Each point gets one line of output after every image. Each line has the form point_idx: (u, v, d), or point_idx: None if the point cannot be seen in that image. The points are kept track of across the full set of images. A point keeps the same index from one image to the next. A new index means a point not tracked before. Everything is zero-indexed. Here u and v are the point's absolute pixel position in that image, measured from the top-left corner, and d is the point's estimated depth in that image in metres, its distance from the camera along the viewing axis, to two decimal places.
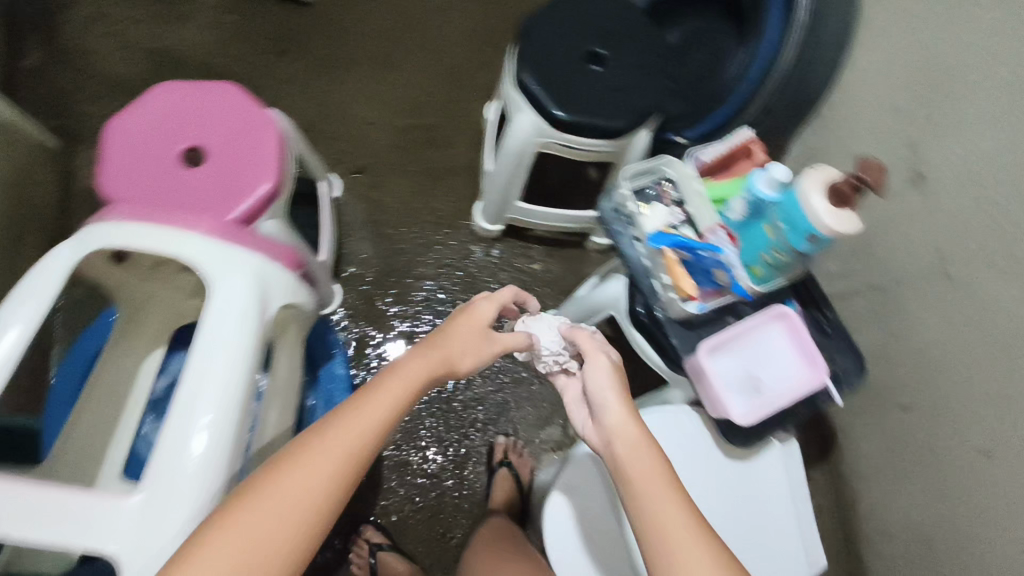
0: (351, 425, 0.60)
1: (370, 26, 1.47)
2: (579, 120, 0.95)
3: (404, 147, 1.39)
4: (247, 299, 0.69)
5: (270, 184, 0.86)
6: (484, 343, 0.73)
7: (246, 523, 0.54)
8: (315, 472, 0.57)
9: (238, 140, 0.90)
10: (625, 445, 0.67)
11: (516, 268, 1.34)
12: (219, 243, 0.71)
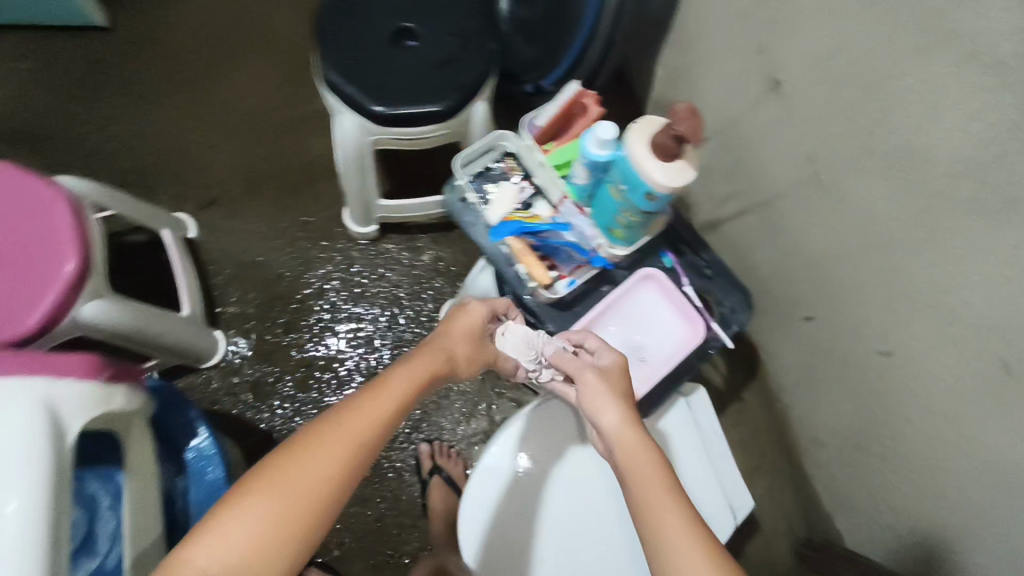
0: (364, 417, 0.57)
1: (186, 39, 1.32)
2: (399, 111, 0.86)
3: (254, 164, 1.27)
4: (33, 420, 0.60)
5: (74, 269, 0.80)
6: (476, 345, 0.76)
7: (290, 473, 0.51)
8: (329, 460, 0.53)
9: (26, 226, 0.82)
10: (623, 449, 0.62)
11: (405, 264, 1.26)
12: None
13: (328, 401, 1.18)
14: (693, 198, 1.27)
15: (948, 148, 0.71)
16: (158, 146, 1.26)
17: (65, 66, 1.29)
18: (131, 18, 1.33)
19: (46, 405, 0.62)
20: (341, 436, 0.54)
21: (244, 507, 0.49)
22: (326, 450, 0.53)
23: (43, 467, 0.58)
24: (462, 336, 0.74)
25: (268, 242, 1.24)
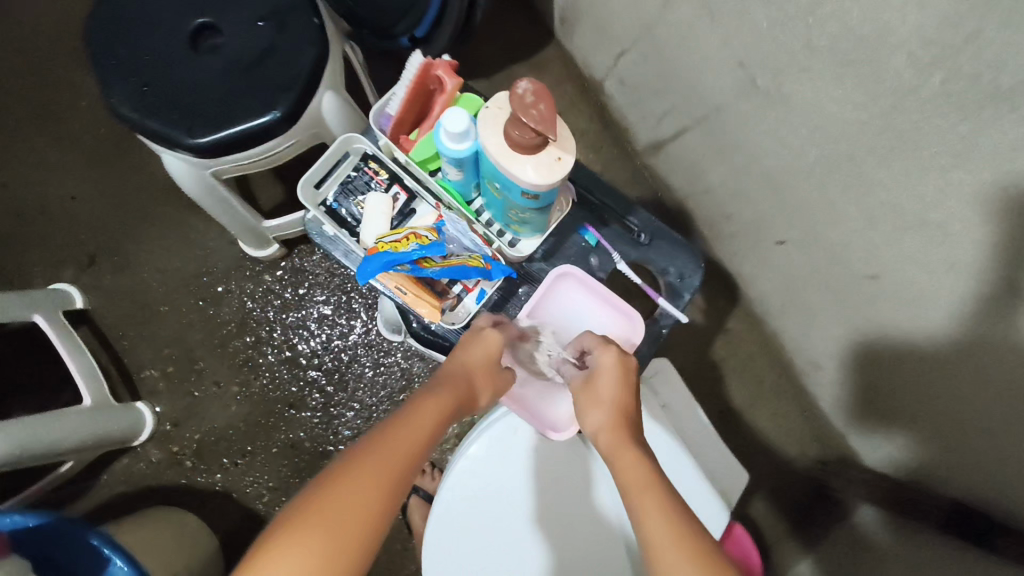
0: (397, 447, 0.47)
1: (12, 77, 1.13)
2: (216, 135, 0.68)
3: (128, 205, 1.11)
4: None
5: None
6: (494, 375, 0.59)
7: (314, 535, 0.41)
8: (369, 486, 0.44)
9: None
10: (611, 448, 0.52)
11: (324, 275, 1.11)
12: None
13: (279, 444, 1.07)
14: (629, 122, 1.09)
15: (904, 31, 0.53)
16: (15, 210, 1.09)
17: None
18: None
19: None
20: (372, 471, 0.45)
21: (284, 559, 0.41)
22: (356, 485, 0.44)
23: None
24: (483, 368, 0.58)
25: (167, 288, 1.10)
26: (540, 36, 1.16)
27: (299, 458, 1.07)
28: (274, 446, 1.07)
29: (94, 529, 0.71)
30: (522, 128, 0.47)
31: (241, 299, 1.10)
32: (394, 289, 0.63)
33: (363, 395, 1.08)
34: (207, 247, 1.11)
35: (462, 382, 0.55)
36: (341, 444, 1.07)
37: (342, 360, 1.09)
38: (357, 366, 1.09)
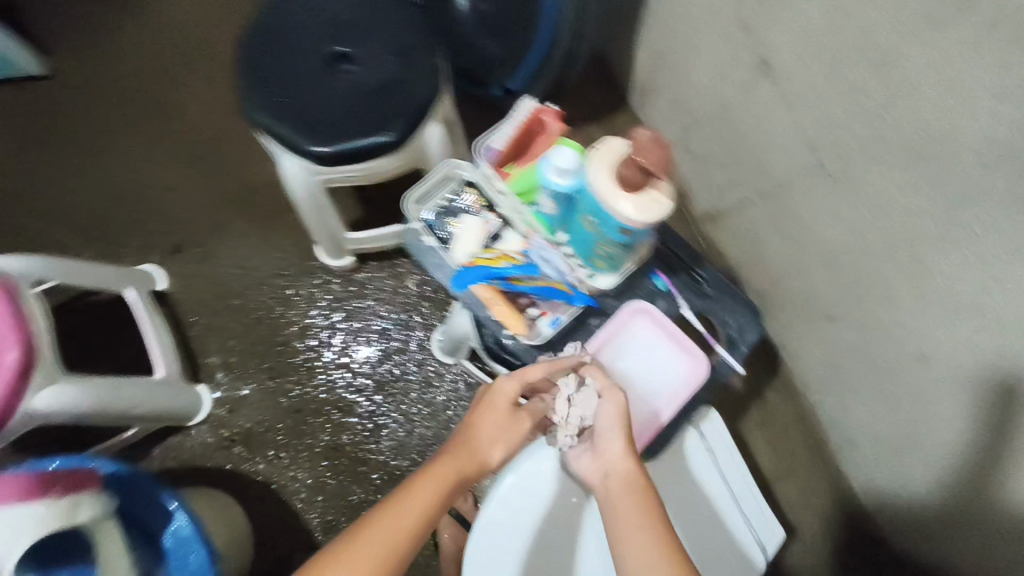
0: (392, 520, 0.55)
1: (141, 77, 1.26)
2: (340, 148, 0.77)
3: (220, 203, 1.20)
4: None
5: (17, 353, 0.76)
6: (513, 425, 0.66)
7: None
8: (364, 565, 0.52)
9: None
10: (617, 477, 0.62)
11: (389, 291, 1.18)
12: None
13: (322, 444, 1.11)
14: (691, 189, 1.17)
15: (977, 131, 0.60)
16: (119, 195, 1.20)
17: (16, 116, 1.24)
18: (82, 60, 1.27)
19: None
20: (370, 545, 0.53)
21: None
22: (350, 562, 0.52)
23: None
24: (494, 427, 0.65)
25: (243, 282, 1.18)
26: (618, 103, 1.26)
27: (338, 462, 1.10)
28: (315, 445, 1.11)
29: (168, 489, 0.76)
30: (633, 168, 0.58)
31: (308, 302, 1.17)
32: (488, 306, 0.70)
33: (412, 409, 1.13)
34: (285, 250, 1.19)
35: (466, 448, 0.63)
36: (381, 452, 1.11)
37: (392, 377, 1.14)
38: (407, 379, 1.14)
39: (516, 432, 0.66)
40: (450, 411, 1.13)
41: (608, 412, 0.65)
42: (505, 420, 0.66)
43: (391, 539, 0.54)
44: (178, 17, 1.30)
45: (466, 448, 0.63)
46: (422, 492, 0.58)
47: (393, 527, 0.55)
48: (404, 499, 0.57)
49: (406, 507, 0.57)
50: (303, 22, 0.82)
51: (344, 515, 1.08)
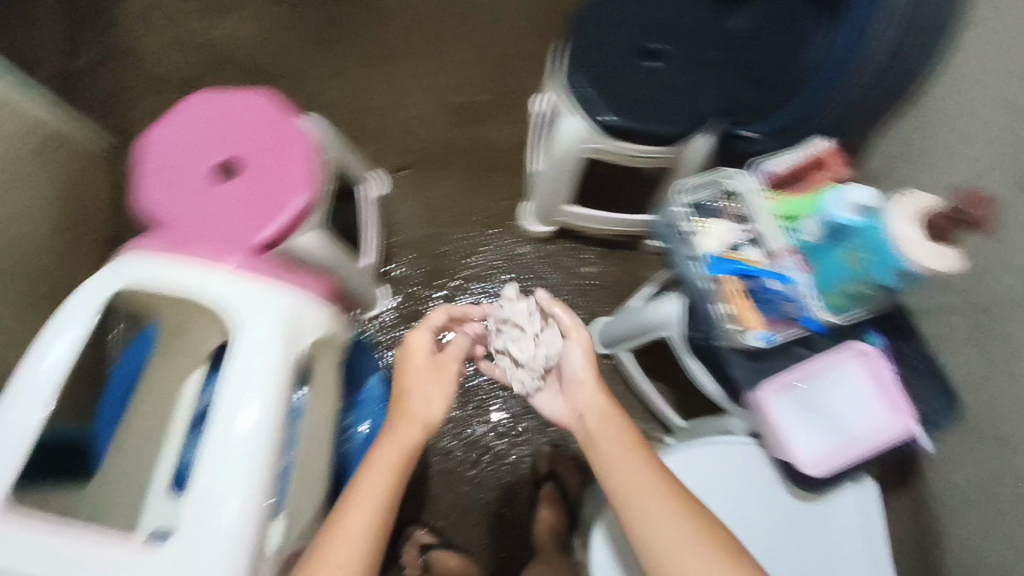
0: (373, 475, 0.65)
1: (424, 9, 1.39)
2: (631, 124, 0.87)
3: (451, 142, 1.32)
4: (276, 321, 0.68)
5: (305, 196, 0.86)
6: (437, 373, 0.76)
7: (332, 548, 0.60)
8: (373, 509, 0.63)
9: (265, 150, 0.89)
10: (597, 416, 0.73)
11: (566, 270, 1.27)
12: (224, 273, 0.70)
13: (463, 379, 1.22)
14: None
15: None
16: (371, 105, 1.34)
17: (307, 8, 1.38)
18: None
19: (280, 328, 0.68)
20: (369, 495, 0.63)
21: (327, 554, 0.59)
22: (357, 511, 0.62)
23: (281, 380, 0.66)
24: (425, 378, 0.75)
25: (446, 216, 1.29)
26: None
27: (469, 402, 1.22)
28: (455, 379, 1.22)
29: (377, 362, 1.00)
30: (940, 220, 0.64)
31: (494, 254, 1.28)
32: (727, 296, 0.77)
33: None
34: (491, 201, 1.30)
35: (407, 405, 0.72)
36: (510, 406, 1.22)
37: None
38: None
39: (442, 391, 0.75)
40: None
41: (429, 394, 0.74)
42: (432, 377, 0.76)
43: (379, 490, 0.64)
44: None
45: (402, 420, 0.71)
46: (403, 442, 0.69)
47: (390, 467, 0.66)
48: (382, 455, 0.67)
49: (393, 447, 0.68)
50: (632, 11, 0.92)
51: (461, 446, 1.19)
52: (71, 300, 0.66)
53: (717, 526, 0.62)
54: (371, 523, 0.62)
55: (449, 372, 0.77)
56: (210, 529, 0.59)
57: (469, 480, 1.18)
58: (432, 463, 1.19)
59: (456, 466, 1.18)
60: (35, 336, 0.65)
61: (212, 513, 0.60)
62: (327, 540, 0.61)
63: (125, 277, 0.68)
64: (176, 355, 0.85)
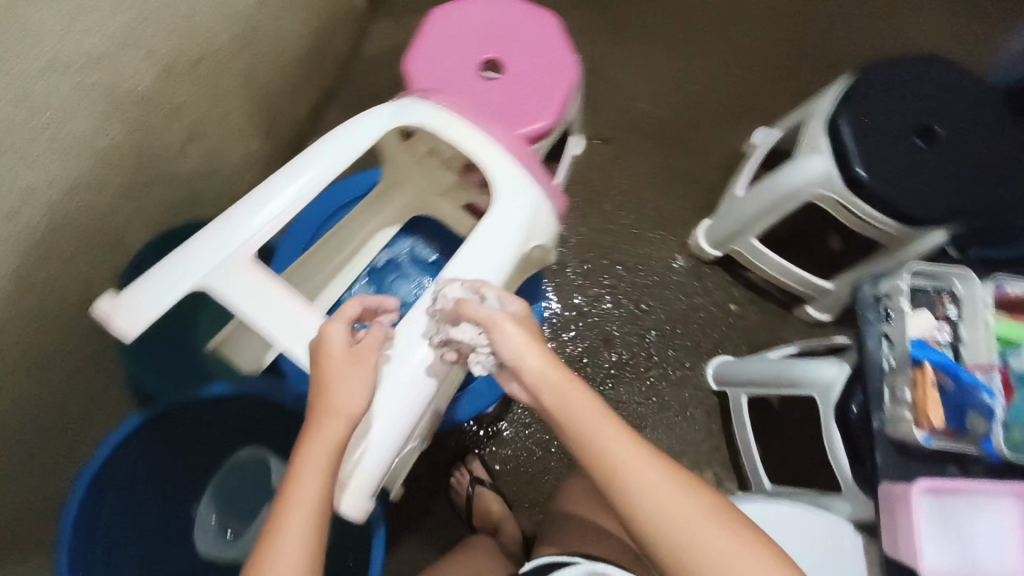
0: (306, 459, 0.53)
1: (690, 7, 1.41)
2: (880, 189, 0.86)
3: (658, 137, 1.34)
4: (530, 215, 0.68)
5: (549, 123, 0.87)
6: (354, 360, 0.57)
7: (290, 528, 0.51)
8: (315, 496, 0.52)
9: (534, 67, 0.91)
10: (547, 390, 0.58)
11: (712, 299, 1.28)
12: (500, 150, 0.70)
13: (573, 351, 1.25)
14: None
15: None
16: (601, 73, 1.37)
17: None
18: None
19: (523, 220, 0.67)
20: (307, 480, 0.52)
21: (285, 543, 0.51)
22: (299, 503, 0.52)
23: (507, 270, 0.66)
24: (339, 367, 0.56)
25: (623, 199, 1.31)
26: None
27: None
28: (566, 350, 1.25)
29: None
30: None
31: (651, 253, 1.29)
32: (914, 384, 0.77)
33: (650, 388, 1.24)
34: (671, 206, 1.31)
35: (326, 416, 0.55)
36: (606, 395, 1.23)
37: (656, 360, 1.25)
38: (666, 366, 1.25)
39: (364, 374, 0.56)
40: (675, 416, 1.23)
41: (363, 378, 0.56)
42: (350, 371, 0.56)
43: (316, 476, 0.53)
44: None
45: (328, 414, 0.55)
46: (322, 451, 0.54)
47: (320, 474, 0.53)
48: (314, 448, 0.54)
49: (325, 449, 0.54)
50: (918, 88, 0.91)
51: (546, 409, 1.22)
52: (362, 116, 0.71)
53: (743, 529, 0.56)
54: (313, 512, 0.52)
55: (368, 356, 0.57)
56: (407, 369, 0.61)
57: (541, 445, 1.20)
58: (512, 410, 1.22)
59: (533, 428, 1.21)
60: (330, 129, 0.70)
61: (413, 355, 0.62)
62: (279, 523, 0.51)
63: (409, 115, 0.71)
64: (381, 203, 0.87)
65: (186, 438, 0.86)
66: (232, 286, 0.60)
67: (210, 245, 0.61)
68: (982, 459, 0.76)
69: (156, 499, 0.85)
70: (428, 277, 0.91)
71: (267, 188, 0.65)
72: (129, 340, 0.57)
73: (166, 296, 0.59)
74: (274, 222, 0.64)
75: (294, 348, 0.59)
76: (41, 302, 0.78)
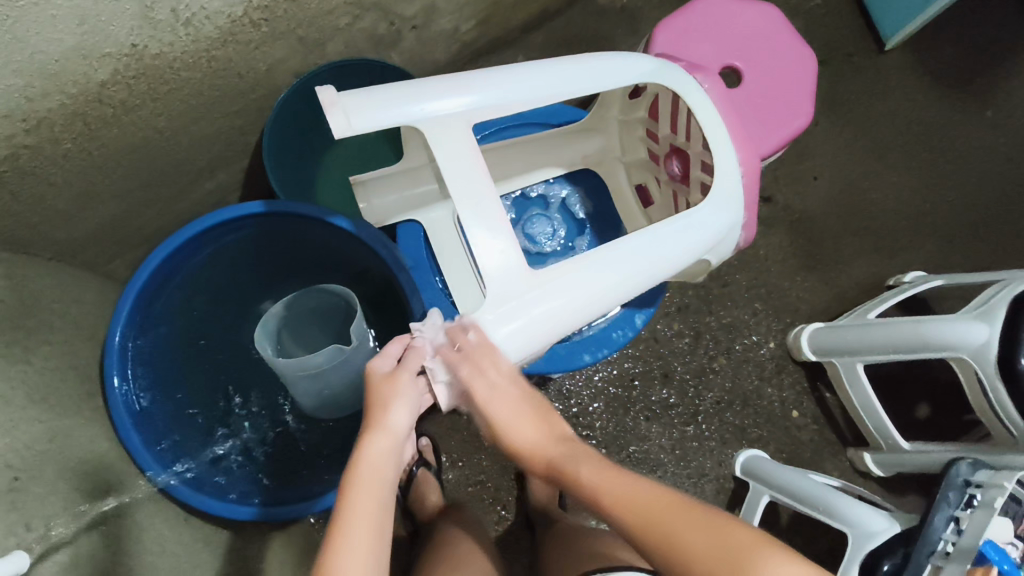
0: (358, 479, 0.52)
1: (910, 122, 1.34)
2: None
3: (815, 224, 1.29)
4: (722, 228, 0.69)
5: (757, 157, 0.84)
6: (400, 386, 0.56)
7: (356, 545, 0.49)
8: (369, 514, 0.51)
9: (770, 98, 0.87)
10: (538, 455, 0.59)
11: (780, 396, 1.24)
12: (734, 155, 0.69)
13: (630, 369, 1.21)
14: None
15: None
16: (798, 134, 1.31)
17: (838, 23, 1.34)
18: (909, 64, 1.36)
19: (715, 234, 0.68)
20: (361, 502, 0.51)
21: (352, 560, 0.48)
22: (354, 527, 0.50)
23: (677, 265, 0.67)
24: (387, 394, 0.56)
25: (752, 261, 1.26)
26: None
27: (612, 389, 1.20)
28: (621, 364, 1.21)
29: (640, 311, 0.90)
30: None
31: (748, 322, 1.25)
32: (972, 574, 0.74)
33: (680, 441, 1.20)
34: (792, 292, 1.26)
35: (376, 436, 0.54)
36: (637, 426, 1.19)
37: (699, 420, 1.21)
38: (705, 431, 1.21)
39: (407, 395, 0.56)
40: (689, 480, 1.19)
41: (409, 400, 0.56)
42: (385, 396, 0.55)
43: (370, 495, 0.52)
44: (977, 123, 1.35)
45: (375, 430, 0.54)
46: (376, 476, 0.53)
47: (370, 507, 0.51)
48: (365, 466, 0.53)
49: (372, 479, 0.52)
50: None
51: (576, 406, 1.19)
52: (630, 54, 0.69)
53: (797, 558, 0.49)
54: (373, 530, 0.50)
55: (406, 383, 0.56)
56: (556, 301, 0.61)
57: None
58: (546, 389, 1.19)
59: None
60: (596, 50, 0.69)
61: (561, 294, 0.62)
62: (344, 540, 0.49)
63: (674, 79, 0.69)
64: (561, 142, 0.87)
65: (275, 247, 0.85)
66: (443, 141, 0.61)
67: (444, 95, 0.62)
68: None
69: (231, 284, 0.88)
70: (565, 231, 0.90)
71: (520, 72, 0.65)
72: (337, 136, 0.57)
73: (386, 118, 0.60)
74: (502, 106, 0.65)
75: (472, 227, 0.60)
76: (230, 63, 0.77)
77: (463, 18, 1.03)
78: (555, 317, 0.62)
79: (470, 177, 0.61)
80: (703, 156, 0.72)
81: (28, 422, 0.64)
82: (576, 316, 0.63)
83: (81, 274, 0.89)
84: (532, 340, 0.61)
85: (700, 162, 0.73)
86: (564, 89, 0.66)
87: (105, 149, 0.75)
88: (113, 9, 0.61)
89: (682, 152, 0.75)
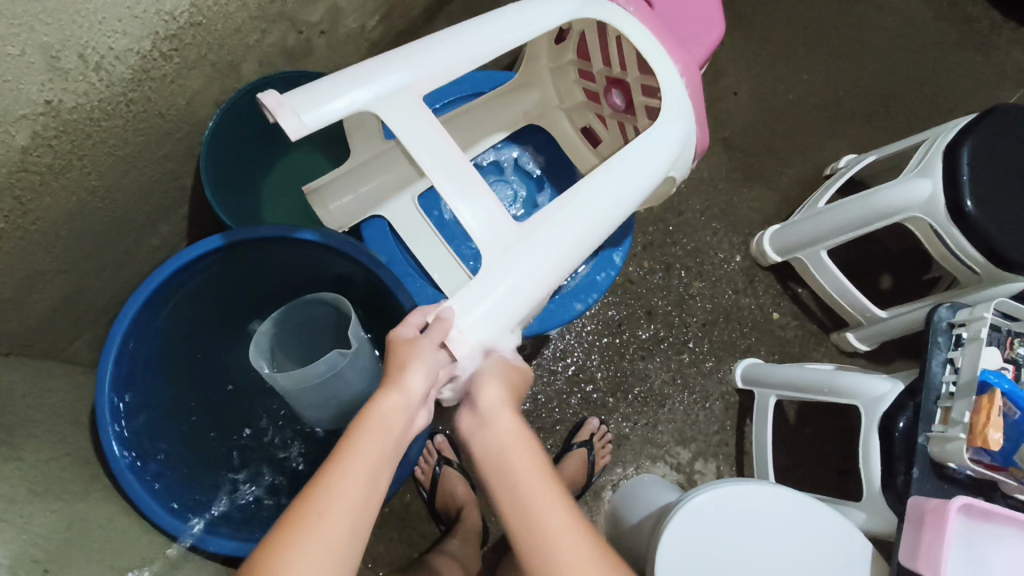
0: (362, 436, 0.51)
1: (805, 19, 1.41)
2: (982, 223, 0.88)
3: (747, 136, 1.34)
4: (678, 141, 0.74)
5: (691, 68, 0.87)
6: (423, 345, 0.55)
7: (338, 504, 0.47)
8: (363, 482, 0.49)
9: (684, 12, 0.90)
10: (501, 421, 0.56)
11: (759, 303, 1.28)
12: (672, 67, 0.73)
13: (614, 317, 1.23)
14: None
15: None
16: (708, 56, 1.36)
17: None
18: None
19: (678, 145, 0.74)
20: (358, 462, 0.50)
21: (328, 517, 0.47)
22: (344, 484, 0.48)
23: (653, 182, 0.72)
24: (408, 354, 0.55)
25: (699, 185, 1.30)
26: None
27: (603, 339, 1.22)
28: (605, 314, 1.23)
29: (615, 249, 0.95)
30: None
31: (711, 242, 1.29)
32: (973, 404, 0.79)
33: (680, 370, 1.23)
34: (743, 204, 1.31)
35: (389, 393, 0.53)
36: (635, 365, 1.22)
37: (691, 346, 1.25)
38: (698, 353, 1.25)
39: (427, 359, 0.55)
40: (698, 404, 1.22)
41: (429, 364, 0.54)
42: (404, 357, 0.54)
43: (369, 460, 0.50)
44: (864, 8, 1.44)
45: (395, 389, 0.53)
46: (381, 434, 0.52)
47: (369, 461, 0.50)
48: (374, 431, 0.52)
49: (379, 439, 0.51)
50: None
51: (574, 363, 1.20)
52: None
53: None
54: (359, 496, 0.48)
55: (425, 346, 0.55)
56: (555, 238, 0.64)
57: (560, 396, 1.19)
58: (541, 355, 1.20)
59: (557, 379, 1.19)
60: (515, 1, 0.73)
61: (555, 233, 0.64)
62: (325, 496, 0.47)
63: (596, 10, 0.73)
64: (499, 109, 0.91)
65: (242, 279, 0.82)
66: (401, 116, 0.63)
67: (384, 72, 0.63)
68: (1007, 488, 0.81)
69: (202, 336, 0.85)
70: (526, 189, 0.96)
71: (450, 37, 0.68)
72: (292, 135, 0.58)
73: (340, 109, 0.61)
74: (444, 72, 0.67)
75: (454, 190, 0.61)
76: (148, 103, 0.74)
77: (367, 14, 1.02)
78: (557, 259, 0.64)
79: (442, 148, 0.62)
80: (643, 80, 0.77)
81: (36, 515, 0.60)
82: (572, 254, 0.66)
83: (43, 364, 0.84)
84: (539, 285, 0.63)
85: (640, 86, 0.79)
86: (487, 46, 0.69)
87: (40, 223, 0.71)
88: (18, 66, 0.57)
89: (621, 83, 0.81)
